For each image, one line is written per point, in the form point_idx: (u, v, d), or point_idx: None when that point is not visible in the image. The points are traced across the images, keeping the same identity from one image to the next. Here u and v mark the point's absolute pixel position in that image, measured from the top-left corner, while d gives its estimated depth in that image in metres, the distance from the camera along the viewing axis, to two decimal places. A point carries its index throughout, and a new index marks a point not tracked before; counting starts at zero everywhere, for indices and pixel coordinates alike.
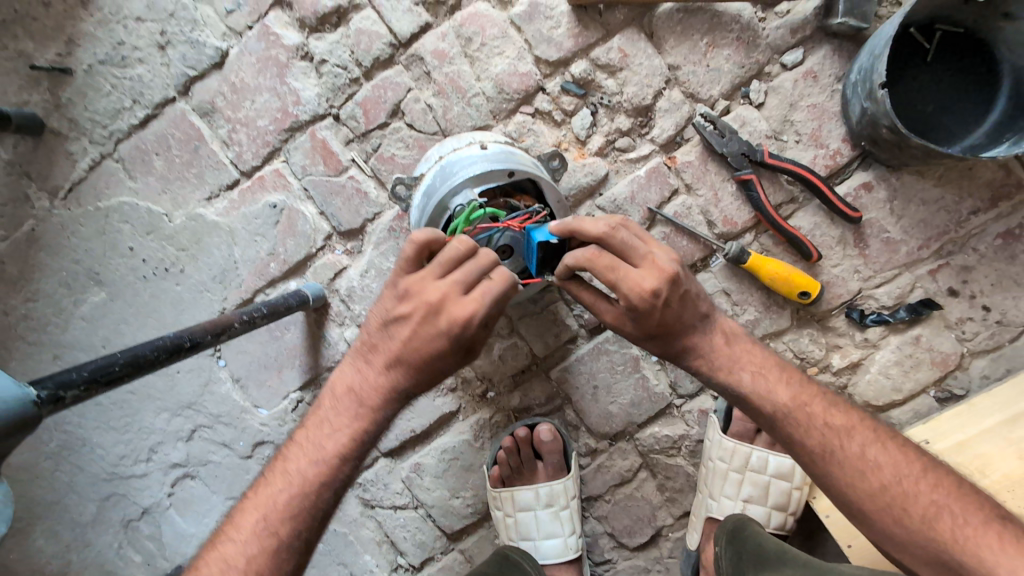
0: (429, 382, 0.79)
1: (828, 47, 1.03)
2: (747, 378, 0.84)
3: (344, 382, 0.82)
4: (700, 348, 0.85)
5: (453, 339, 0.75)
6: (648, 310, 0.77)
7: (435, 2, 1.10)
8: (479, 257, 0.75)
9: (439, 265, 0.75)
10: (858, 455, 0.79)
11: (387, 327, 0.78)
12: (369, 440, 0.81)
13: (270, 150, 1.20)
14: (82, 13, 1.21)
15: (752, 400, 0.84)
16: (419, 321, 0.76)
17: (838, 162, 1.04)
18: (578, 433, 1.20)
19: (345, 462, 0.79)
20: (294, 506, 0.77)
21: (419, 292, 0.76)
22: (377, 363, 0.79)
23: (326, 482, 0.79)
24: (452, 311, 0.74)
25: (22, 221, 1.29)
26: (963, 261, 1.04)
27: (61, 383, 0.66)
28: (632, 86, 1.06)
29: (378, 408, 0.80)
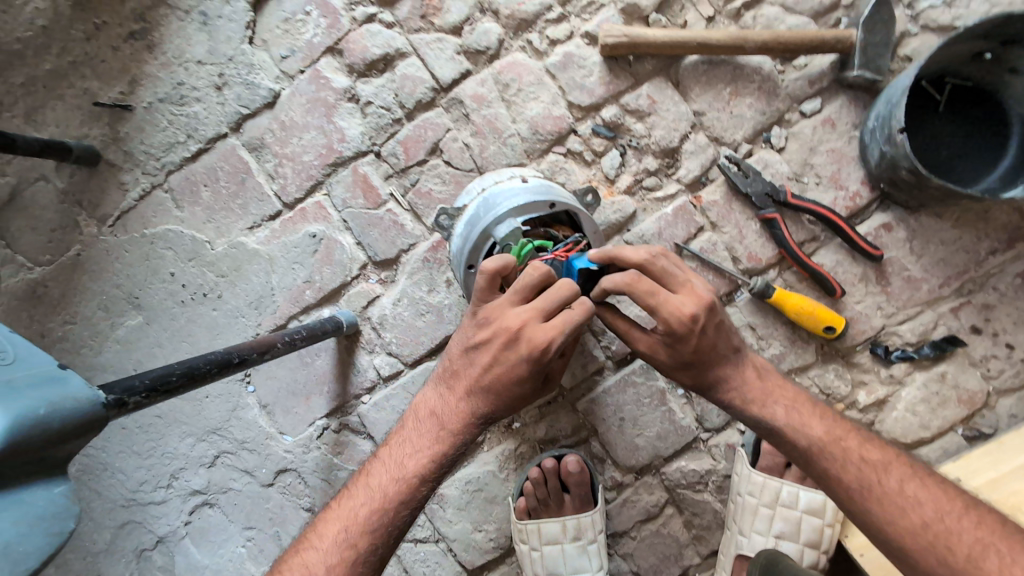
0: (508, 407, 0.82)
1: (844, 97, 1.10)
2: (780, 412, 0.86)
3: (427, 405, 0.86)
4: (732, 379, 0.87)
5: (533, 365, 0.77)
6: (685, 334, 0.80)
7: (476, 52, 1.19)
8: (559, 283, 0.78)
9: (515, 292, 0.79)
10: (896, 491, 0.80)
11: (469, 353, 0.82)
12: (449, 463, 0.83)
13: (313, 184, 1.27)
14: (147, 56, 1.31)
15: (787, 434, 0.85)
16: (500, 346, 0.79)
17: (857, 204, 1.09)
18: (604, 466, 1.20)
19: (423, 483, 0.81)
20: (373, 520, 0.80)
21: (500, 318, 0.79)
22: (459, 389, 0.83)
23: (406, 501, 0.81)
24: (532, 337, 0.77)
25: (69, 245, 1.35)
26: (984, 299, 1.07)
27: (125, 389, 0.68)
28: (660, 130, 1.13)
29: (459, 433, 0.82)
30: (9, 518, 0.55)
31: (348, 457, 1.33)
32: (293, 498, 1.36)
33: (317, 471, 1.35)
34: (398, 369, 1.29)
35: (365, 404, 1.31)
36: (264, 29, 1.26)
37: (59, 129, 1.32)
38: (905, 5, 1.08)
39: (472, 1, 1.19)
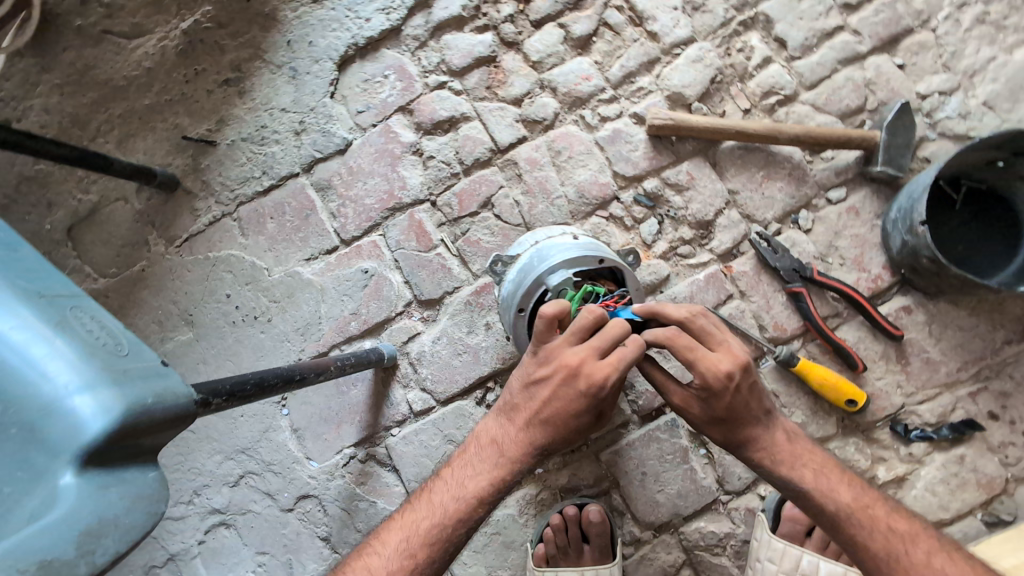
0: (566, 438, 0.88)
1: (868, 189, 1.21)
2: (808, 475, 0.90)
3: (488, 434, 0.93)
4: (761, 440, 0.91)
5: (590, 400, 0.84)
6: (720, 390, 0.86)
7: (533, 122, 1.33)
8: (612, 323, 0.86)
9: (571, 333, 0.86)
10: (923, 562, 0.83)
11: (529, 387, 0.89)
12: (506, 489, 0.89)
13: (371, 225, 1.38)
14: (237, 100, 1.45)
15: (815, 498, 0.88)
16: (560, 382, 0.86)
17: (879, 286, 1.17)
18: (623, 520, 1.23)
19: (481, 504, 0.88)
20: (434, 533, 0.87)
21: (559, 357, 0.87)
22: (519, 420, 0.89)
23: (465, 518, 0.88)
24: (590, 374, 0.84)
25: (136, 261, 1.44)
26: (1000, 387, 1.13)
27: (210, 390, 0.76)
28: (696, 204, 1.24)
29: (516, 460, 0.89)
30: (116, 491, 0.60)
31: (372, 488, 1.36)
32: (310, 525, 1.37)
33: (338, 500, 1.37)
34: (429, 405, 1.35)
35: (394, 436, 1.36)
36: (345, 87, 1.41)
37: (146, 157, 1.45)
38: (924, 113, 1.20)
39: (534, 79, 1.33)
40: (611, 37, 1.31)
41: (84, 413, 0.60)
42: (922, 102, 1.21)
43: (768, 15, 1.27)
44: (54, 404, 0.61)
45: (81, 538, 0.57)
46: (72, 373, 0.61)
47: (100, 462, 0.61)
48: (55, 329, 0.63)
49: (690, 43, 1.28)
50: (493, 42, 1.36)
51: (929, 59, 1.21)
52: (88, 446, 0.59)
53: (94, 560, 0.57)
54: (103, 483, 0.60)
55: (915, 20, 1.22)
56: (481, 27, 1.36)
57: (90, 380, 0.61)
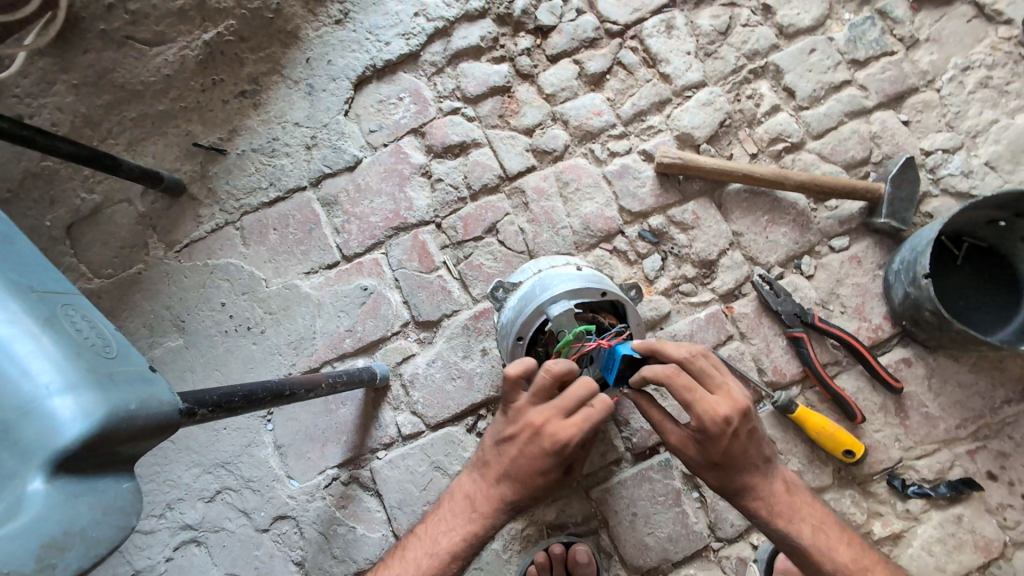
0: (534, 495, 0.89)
1: (870, 239, 1.22)
2: (806, 530, 0.88)
3: (461, 489, 0.94)
4: (759, 488, 0.89)
5: (554, 458, 0.85)
6: (717, 434, 0.84)
7: (544, 152, 1.35)
8: (578, 382, 0.87)
9: (535, 392, 0.88)
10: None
11: (498, 445, 0.91)
12: (478, 543, 0.90)
13: (374, 242, 1.38)
14: (251, 112, 1.46)
15: (812, 554, 0.87)
16: (526, 441, 0.88)
17: (879, 335, 1.17)
18: (611, 563, 1.19)
19: (453, 560, 0.89)
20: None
21: (525, 415, 0.88)
22: (490, 476, 0.91)
23: (439, 573, 0.90)
24: (554, 434, 0.86)
25: (133, 263, 1.43)
26: (999, 446, 1.12)
27: (197, 399, 0.72)
28: (701, 243, 1.25)
29: (489, 515, 0.90)
30: (87, 502, 0.55)
31: (352, 513, 1.31)
32: (284, 548, 1.31)
33: (316, 523, 1.31)
34: (419, 429, 1.32)
35: (380, 459, 1.32)
36: (359, 106, 1.43)
37: (155, 161, 1.45)
38: (927, 170, 1.23)
39: (546, 111, 1.36)
40: (624, 76, 1.35)
41: (62, 417, 0.55)
42: (926, 158, 1.23)
43: (778, 66, 1.30)
44: (31, 405, 0.55)
45: (43, 550, 0.52)
46: (55, 372, 0.57)
47: (73, 469, 0.55)
48: (43, 327, 0.59)
49: (700, 87, 1.31)
50: (509, 73, 1.39)
51: (933, 117, 1.25)
52: (64, 452, 0.54)
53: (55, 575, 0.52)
54: (74, 491, 0.55)
55: (919, 80, 1.26)
56: (498, 58, 1.39)
57: (72, 382, 0.56)
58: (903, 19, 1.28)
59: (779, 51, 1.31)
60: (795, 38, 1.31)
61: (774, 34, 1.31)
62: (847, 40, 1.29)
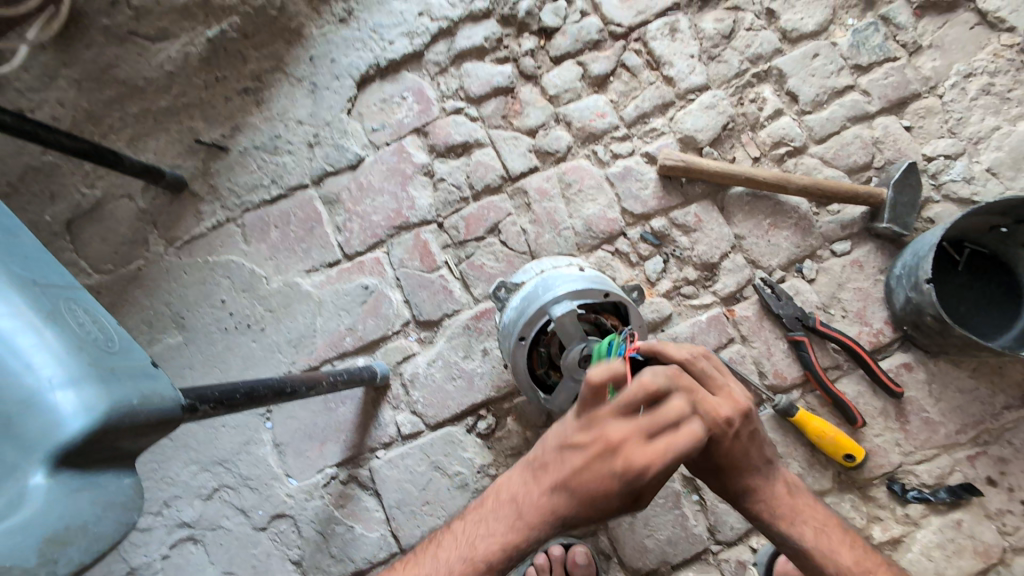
0: (591, 519, 0.76)
1: (872, 244, 1.22)
2: (808, 533, 0.87)
3: (510, 488, 0.81)
4: (760, 490, 0.89)
5: (623, 485, 0.73)
6: (719, 436, 0.82)
7: (546, 153, 1.35)
8: (673, 404, 0.76)
9: (619, 402, 0.76)
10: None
11: (562, 450, 0.78)
12: (518, 556, 0.77)
13: (376, 241, 1.37)
14: (254, 109, 1.46)
15: (814, 556, 0.86)
16: (595, 456, 0.75)
17: (880, 340, 1.18)
18: (610, 564, 1.19)
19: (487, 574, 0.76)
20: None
21: (601, 425, 0.76)
22: (545, 482, 0.78)
23: None
24: (629, 456, 0.74)
25: (133, 259, 1.42)
26: (999, 452, 1.12)
27: (198, 396, 0.71)
28: (703, 245, 1.25)
29: (534, 527, 0.76)
30: (89, 497, 0.54)
31: (350, 512, 1.31)
32: (282, 547, 1.31)
33: (314, 522, 1.31)
34: (418, 429, 1.32)
35: (379, 459, 1.32)
36: (362, 105, 1.43)
37: (157, 157, 1.45)
38: (929, 175, 1.23)
39: (549, 112, 1.36)
40: (627, 78, 1.35)
41: (65, 411, 0.54)
42: (928, 164, 1.24)
43: (781, 70, 1.31)
44: (33, 398, 0.55)
45: (45, 545, 0.50)
46: (58, 366, 0.56)
47: (75, 463, 0.55)
48: (45, 320, 0.58)
49: (704, 90, 1.32)
50: (513, 74, 1.39)
51: (935, 123, 1.25)
52: (66, 446, 0.54)
53: (56, 569, 0.50)
54: (77, 486, 0.54)
55: (922, 86, 1.26)
56: (502, 59, 1.40)
57: (75, 376, 0.56)
58: (906, 25, 1.29)
59: (782, 55, 1.31)
60: (799, 43, 1.31)
61: (777, 39, 1.32)
62: (850, 45, 1.30)
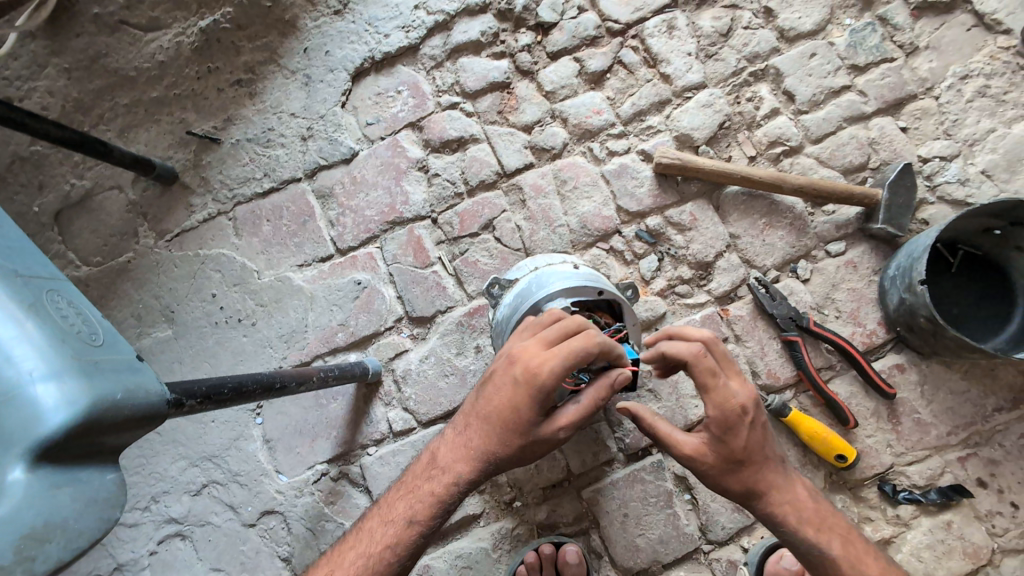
0: (507, 441, 0.83)
1: (866, 245, 1.22)
2: (835, 544, 0.87)
3: (436, 446, 0.93)
4: (782, 491, 0.88)
5: (525, 390, 0.81)
6: (736, 423, 0.83)
7: (542, 150, 1.34)
8: (569, 318, 0.85)
9: (525, 327, 0.87)
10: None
11: (478, 386, 0.88)
12: (442, 500, 0.88)
13: (369, 236, 1.36)
14: (247, 101, 1.44)
15: (842, 565, 0.86)
16: (501, 373, 0.85)
17: (873, 341, 1.18)
18: (601, 563, 1.19)
19: (412, 524, 0.88)
20: (379, 559, 0.87)
21: (508, 347, 0.86)
22: (463, 421, 0.89)
23: (401, 536, 0.88)
24: (527, 362, 0.82)
25: (122, 252, 1.40)
26: (989, 454, 1.12)
27: (185, 390, 0.70)
28: (698, 244, 1.24)
29: (454, 468, 0.88)
30: (69, 493, 0.53)
31: (340, 509, 1.30)
32: (271, 544, 1.30)
33: (304, 518, 1.30)
34: (410, 426, 1.31)
35: (370, 455, 1.31)
36: (357, 98, 1.41)
37: (147, 148, 1.43)
38: (924, 176, 1.23)
39: (546, 108, 1.35)
40: (624, 75, 1.34)
41: (45, 405, 0.53)
42: (923, 165, 1.24)
43: (778, 70, 1.30)
44: (12, 392, 0.54)
45: (23, 542, 0.50)
46: (39, 359, 0.55)
47: (56, 458, 0.53)
48: (27, 312, 0.57)
49: (701, 88, 1.31)
50: (509, 69, 1.38)
51: (930, 125, 1.25)
52: (46, 441, 0.52)
53: (33, 567, 0.50)
54: (56, 482, 0.53)
55: (918, 87, 1.26)
56: (498, 54, 1.38)
57: (58, 369, 0.55)
58: (904, 26, 1.28)
59: (779, 54, 1.31)
60: (796, 42, 1.31)
61: (775, 38, 1.31)
62: (848, 45, 1.29)
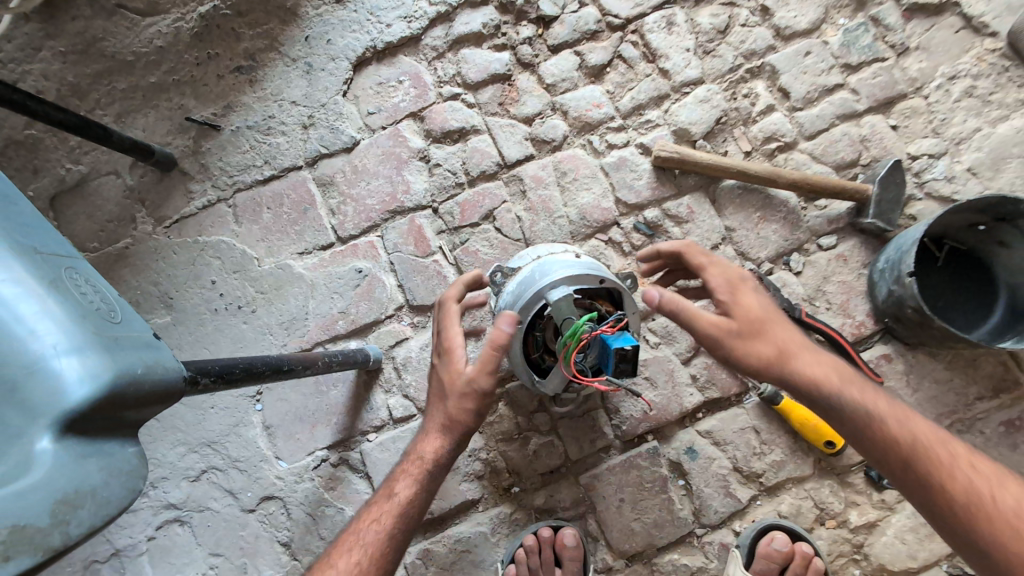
0: (444, 404, 0.95)
1: (856, 239, 1.26)
2: (886, 412, 0.84)
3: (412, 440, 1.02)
4: (815, 355, 0.88)
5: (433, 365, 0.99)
6: (745, 285, 0.90)
7: (543, 141, 1.36)
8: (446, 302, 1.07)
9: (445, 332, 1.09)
10: (996, 505, 0.78)
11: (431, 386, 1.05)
12: (419, 473, 0.94)
13: (370, 225, 1.37)
14: (247, 88, 1.44)
15: (888, 420, 0.84)
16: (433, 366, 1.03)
17: (862, 332, 1.22)
18: (597, 546, 1.22)
19: (391, 497, 0.94)
20: (368, 532, 0.92)
21: None
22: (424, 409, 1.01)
23: (384, 512, 0.93)
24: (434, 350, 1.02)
25: (119, 238, 1.39)
26: (970, 440, 1.17)
27: (199, 369, 0.71)
28: (694, 237, 1.27)
29: (420, 444, 0.96)
30: (96, 463, 0.54)
31: (340, 494, 1.31)
32: (271, 529, 1.31)
33: (304, 504, 1.31)
34: (410, 412, 1.32)
35: (369, 442, 1.33)
36: (358, 87, 1.42)
37: (145, 134, 1.42)
38: (913, 173, 1.27)
39: (546, 101, 1.37)
40: (624, 70, 1.36)
41: (69, 378, 0.54)
42: (912, 162, 1.28)
43: (774, 67, 1.33)
44: (36, 365, 0.55)
45: (57, 507, 0.50)
46: (61, 334, 0.56)
47: (79, 430, 0.55)
48: (47, 289, 0.58)
49: (699, 83, 1.34)
50: (510, 61, 1.39)
51: (920, 123, 1.29)
52: (71, 414, 0.53)
53: (69, 531, 0.51)
54: (82, 453, 0.54)
55: (908, 86, 1.30)
56: (499, 46, 1.40)
57: (79, 344, 0.56)
58: (896, 26, 1.32)
59: (775, 52, 1.34)
60: (791, 41, 1.34)
61: (771, 36, 1.34)
62: (842, 44, 1.33)
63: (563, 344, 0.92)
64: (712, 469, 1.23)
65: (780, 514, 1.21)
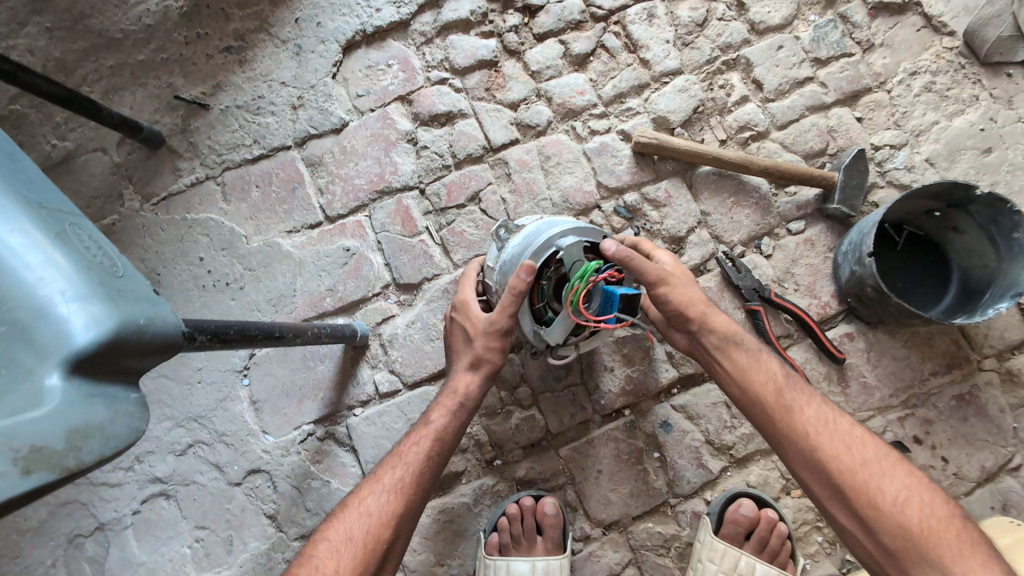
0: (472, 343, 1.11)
1: (823, 224, 1.33)
2: (771, 362, 1.01)
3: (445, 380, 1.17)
4: (721, 316, 1.06)
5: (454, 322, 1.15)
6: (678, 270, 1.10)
7: (527, 126, 1.40)
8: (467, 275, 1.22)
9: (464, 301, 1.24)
10: (848, 432, 0.92)
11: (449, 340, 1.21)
12: (455, 402, 1.09)
13: (358, 204, 1.40)
14: (236, 68, 1.45)
15: (770, 368, 1.00)
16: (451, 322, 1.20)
17: (827, 312, 1.29)
18: (576, 516, 1.27)
19: (428, 422, 1.09)
20: (410, 454, 1.05)
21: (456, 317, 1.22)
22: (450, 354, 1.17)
23: (422, 435, 1.07)
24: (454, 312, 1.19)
25: (106, 214, 1.40)
26: (925, 414, 1.25)
27: (196, 327, 0.74)
28: (671, 220, 1.33)
29: (452, 378, 1.12)
30: (102, 403, 0.58)
31: (326, 467, 1.34)
32: (257, 501, 1.33)
33: (290, 477, 1.34)
34: (396, 388, 1.36)
35: (356, 416, 1.36)
36: (347, 70, 1.45)
37: (133, 111, 1.42)
38: (875, 163, 1.35)
39: (531, 87, 1.41)
40: (606, 59, 1.41)
41: (75, 322, 0.57)
42: (875, 152, 1.35)
43: (748, 59, 1.40)
44: (43, 310, 0.57)
45: (69, 436, 0.54)
46: (67, 282, 0.59)
47: (86, 372, 0.58)
48: (53, 241, 0.61)
49: (677, 74, 1.39)
50: (496, 48, 1.43)
51: (883, 116, 1.36)
52: (78, 355, 0.56)
53: (79, 459, 0.54)
54: (89, 392, 0.57)
55: (873, 81, 1.38)
56: (486, 33, 1.44)
57: (85, 292, 0.59)
58: (862, 24, 1.39)
59: (750, 45, 1.40)
60: (765, 35, 1.41)
61: (746, 30, 1.41)
62: (812, 39, 1.40)
63: (572, 286, 0.97)
64: (686, 441, 1.29)
65: (748, 484, 1.28)
